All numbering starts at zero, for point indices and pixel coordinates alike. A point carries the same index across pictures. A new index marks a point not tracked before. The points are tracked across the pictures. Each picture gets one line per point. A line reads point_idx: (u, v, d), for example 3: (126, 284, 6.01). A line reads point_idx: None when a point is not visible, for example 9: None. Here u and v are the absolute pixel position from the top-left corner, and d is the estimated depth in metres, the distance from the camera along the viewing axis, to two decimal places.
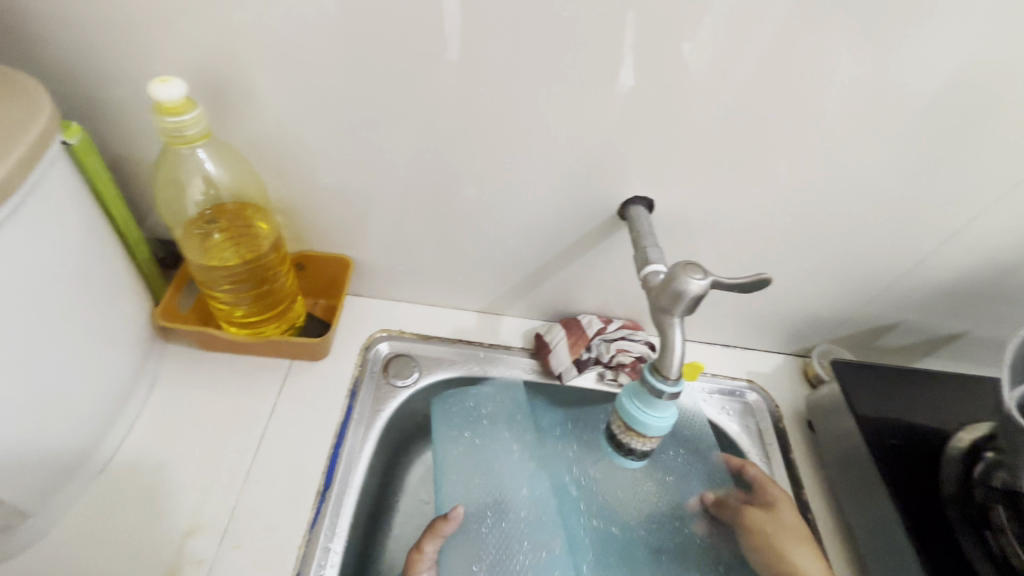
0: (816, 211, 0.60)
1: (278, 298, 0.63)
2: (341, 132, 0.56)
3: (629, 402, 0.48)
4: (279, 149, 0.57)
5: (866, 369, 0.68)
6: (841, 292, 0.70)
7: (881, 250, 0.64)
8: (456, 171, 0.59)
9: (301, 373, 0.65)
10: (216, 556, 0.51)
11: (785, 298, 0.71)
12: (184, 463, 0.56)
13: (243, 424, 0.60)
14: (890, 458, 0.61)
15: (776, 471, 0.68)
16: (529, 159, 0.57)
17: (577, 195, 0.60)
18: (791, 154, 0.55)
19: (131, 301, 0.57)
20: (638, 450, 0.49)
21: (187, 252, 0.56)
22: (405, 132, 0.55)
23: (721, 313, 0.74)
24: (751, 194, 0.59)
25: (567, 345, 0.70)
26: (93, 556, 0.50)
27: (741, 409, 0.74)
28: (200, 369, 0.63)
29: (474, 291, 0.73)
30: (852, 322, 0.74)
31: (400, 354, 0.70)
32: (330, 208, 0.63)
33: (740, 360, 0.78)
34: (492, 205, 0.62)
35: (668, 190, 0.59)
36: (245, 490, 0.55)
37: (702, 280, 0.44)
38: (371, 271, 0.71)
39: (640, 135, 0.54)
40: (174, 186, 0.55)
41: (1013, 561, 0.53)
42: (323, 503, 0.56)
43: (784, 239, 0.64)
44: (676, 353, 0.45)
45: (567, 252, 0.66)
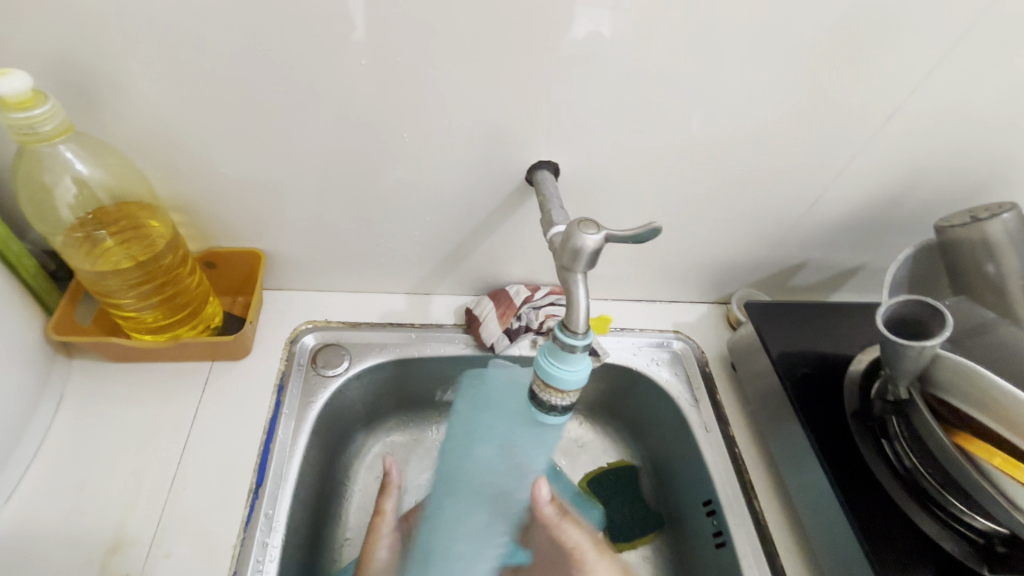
0: (716, 162, 0.63)
1: (186, 299, 0.60)
2: (229, 119, 0.53)
3: (543, 359, 0.49)
4: (163, 142, 0.54)
5: (777, 309, 0.73)
6: (750, 238, 0.73)
7: (780, 194, 0.68)
8: (358, 150, 0.58)
9: (223, 374, 0.63)
10: (144, 567, 0.50)
11: (700, 248, 0.74)
12: (102, 479, 0.54)
13: (164, 433, 0.58)
14: (799, 386, 0.66)
15: (705, 412, 0.72)
16: (430, 131, 0.57)
17: (486, 165, 0.60)
18: (682, 106, 0.57)
19: (19, 316, 0.53)
20: (559, 405, 0.51)
21: (71, 261, 0.53)
22: (296, 113, 0.54)
23: (643, 269, 0.77)
24: (652, 149, 0.61)
25: (496, 317, 0.71)
26: None
27: (670, 359, 0.77)
28: (111, 382, 0.60)
29: (399, 273, 0.72)
30: (764, 266, 0.78)
31: (328, 344, 0.69)
32: (231, 199, 0.60)
33: (666, 313, 0.81)
34: (402, 183, 0.61)
35: (572, 152, 0.60)
36: (172, 498, 0.54)
37: (596, 235, 0.45)
38: (289, 263, 0.69)
39: (535, 98, 0.55)
40: (43, 192, 0.51)
41: (906, 463, 0.58)
42: (256, 500, 0.55)
43: (690, 191, 0.66)
44: (582, 307, 0.47)
45: (485, 224, 0.67)
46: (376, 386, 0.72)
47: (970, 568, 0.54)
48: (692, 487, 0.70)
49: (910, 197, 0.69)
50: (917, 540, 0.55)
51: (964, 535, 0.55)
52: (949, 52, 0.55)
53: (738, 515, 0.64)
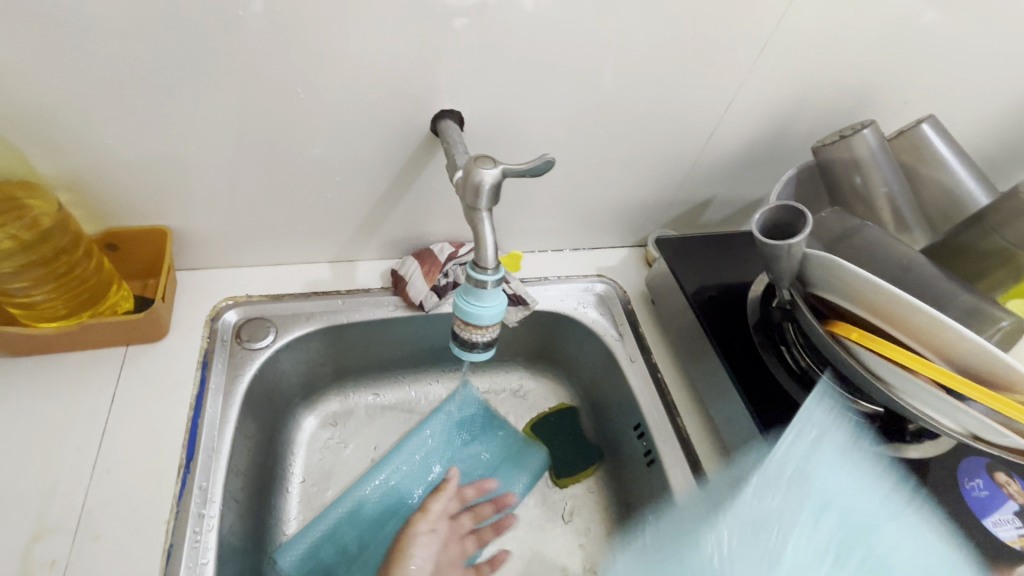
0: (616, 103, 0.66)
1: (85, 282, 0.57)
2: (105, 86, 0.50)
3: (459, 299, 0.51)
4: (33, 114, 0.50)
5: (687, 245, 0.78)
6: (657, 178, 0.77)
7: (678, 133, 0.72)
8: (254, 112, 0.56)
9: (140, 356, 0.61)
10: (71, 553, 0.48)
11: (613, 192, 0.78)
12: (12, 473, 0.51)
13: (79, 422, 0.55)
14: (708, 309, 0.71)
15: (629, 345, 0.76)
16: (327, 87, 0.56)
17: (390, 120, 0.60)
18: (573, 50, 0.59)
19: None
20: (481, 341, 0.53)
21: None
22: (179, 76, 0.51)
23: (562, 217, 0.79)
24: (552, 95, 0.63)
25: (422, 275, 0.72)
26: None
27: (596, 301, 0.81)
28: (12, 376, 0.57)
29: (319, 241, 0.71)
30: (675, 204, 0.83)
31: (253, 318, 0.68)
32: (123, 172, 0.57)
33: (590, 259, 0.85)
34: (306, 144, 0.60)
35: (476, 102, 0.61)
36: (94, 483, 0.52)
37: (494, 170, 0.46)
38: (199, 239, 0.66)
39: (428, 47, 0.55)
40: None
41: (800, 364, 0.65)
42: (188, 474, 0.54)
43: (595, 136, 0.69)
44: (489, 243, 0.48)
45: (398, 183, 0.67)
46: (309, 357, 0.72)
47: (856, 445, 0.61)
48: (622, 415, 0.75)
49: (793, 127, 0.75)
50: None
51: None
52: None
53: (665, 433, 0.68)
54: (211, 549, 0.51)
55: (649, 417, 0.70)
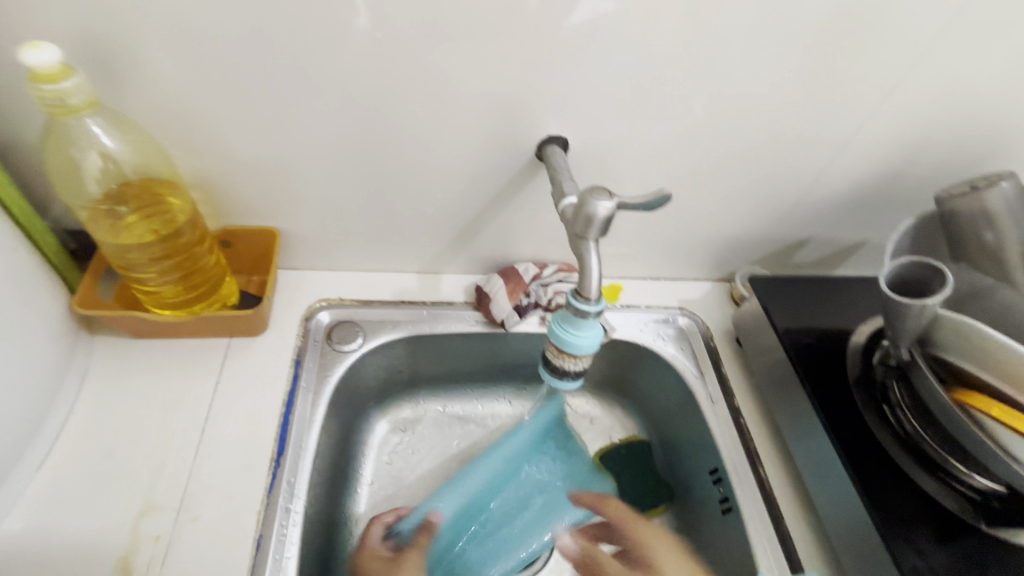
0: (722, 137, 0.64)
1: (204, 276, 0.62)
2: (246, 98, 0.54)
3: (556, 325, 0.51)
4: (182, 121, 0.55)
5: (780, 284, 0.74)
6: (754, 214, 0.75)
7: (782, 170, 0.69)
8: (372, 126, 0.59)
9: (242, 349, 0.64)
10: (173, 531, 0.51)
11: (705, 225, 0.76)
12: (127, 447, 0.55)
13: (185, 406, 0.59)
14: (804, 357, 0.68)
15: (710, 385, 0.74)
16: (441, 106, 0.58)
17: (496, 141, 0.61)
18: (686, 82, 0.58)
19: (46, 288, 0.54)
20: (572, 370, 0.52)
21: (96, 234, 0.54)
22: (311, 91, 0.55)
23: (650, 247, 0.78)
24: (659, 125, 0.62)
25: (506, 293, 0.72)
26: (34, 555, 0.48)
27: (676, 335, 0.79)
28: (132, 355, 0.62)
29: (410, 252, 0.73)
30: (768, 242, 0.79)
31: (342, 321, 0.71)
32: (248, 178, 0.61)
33: (672, 291, 0.83)
34: (414, 159, 0.62)
35: (582, 128, 0.61)
36: (196, 467, 0.55)
37: (609, 202, 0.46)
38: (303, 242, 0.70)
39: (542, 73, 0.56)
40: (70, 167, 0.52)
41: (906, 428, 0.61)
42: (278, 468, 0.57)
43: (695, 167, 0.67)
44: (594, 274, 0.48)
45: (494, 202, 0.68)
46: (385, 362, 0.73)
47: (968, 525, 0.56)
48: (697, 456, 0.72)
49: (909, 171, 0.70)
50: (915, 498, 0.57)
51: (962, 495, 0.57)
52: (946, 24, 0.56)
53: (744, 481, 0.66)
54: (295, 545, 0.53)
55: (729, 463, 0.67)
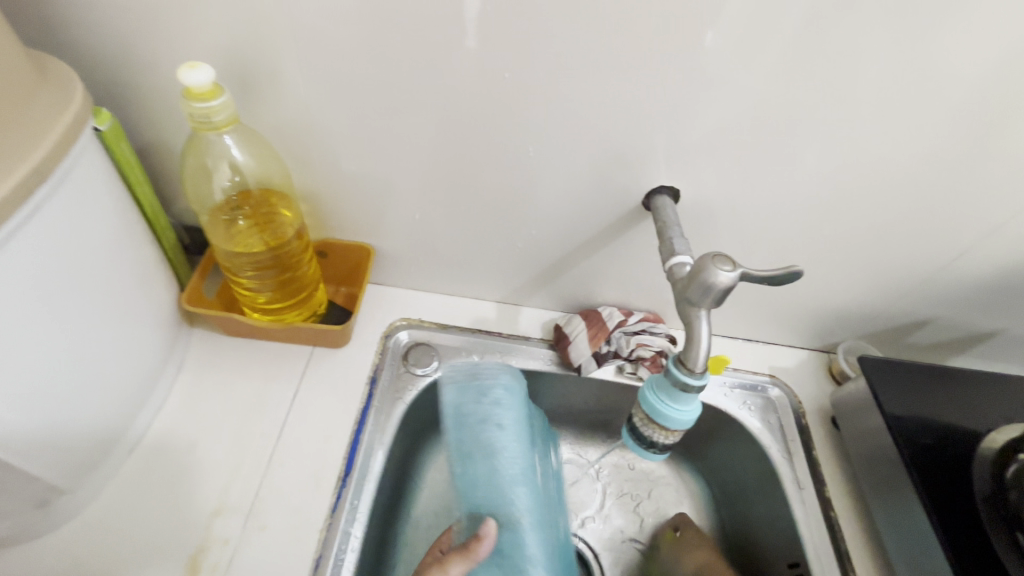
0: (850, 205, 0.59)
1: (301, 286, 0.63)
2: (366, 122, 0.55)
3: (651, 394, 0.47)
4: (304, 138, 0.56)
5: (896, 367, 0.66)
6: (872, 287, 0.68)
7: (916, 244, 0.62)
8: (481, 160, 0.58)
9: (323, 359, 0.65)
10: (241, 537, 0.52)
11: (812, 293, 0.70)
12: (209, 444, 0.57)
13: (265, 410, 0.60)
14: (919, 458, 0.59)
15: (799, 468, 0.67)
16: (557, 146, 0.56)
17: (602, 186, 0.59)
18: (823, 144, 0.54)
19: (160, 283, 0.57)
20: (661, 443, 0.48)
21: (213, 238, 0.57)
22: (428, 122, 0.55)
23: (746, 308, 0.73)
24: (784, 184, 0.58)
25: (587, 337, 0.69)
26: (114, 540, 0.50)
27: (763, 405, 0.73)
28: (225, 352, 0.64)
29: (494, 282, 0.72)
30: (882, 318, 0.72)
31: (420, 343, 0.70)
32: (353, 195, 0.62)
33: (762, 355, 0.77)
34: (517, 193, 0.61)
35: (698, 180, 0.58)
36: (268, 474, 0.56)
37: (731, 273, 0.42)
38: (393, 260, 0.70)
39: (665, 125, 0.53)
40: (201, 172, 0.54)
41: None
42: (344, 488, 0.56)
43: (814, 232, 0.62)
44: (703, 346, 0.44)
45: (590, 244, 0.65)
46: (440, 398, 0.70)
47: None
48: (775, 543, 0.66)
49: None
50: None
51: None
52: None
53: None
54: (350, 572, 0.52)
55: (814, 562, 0.61)
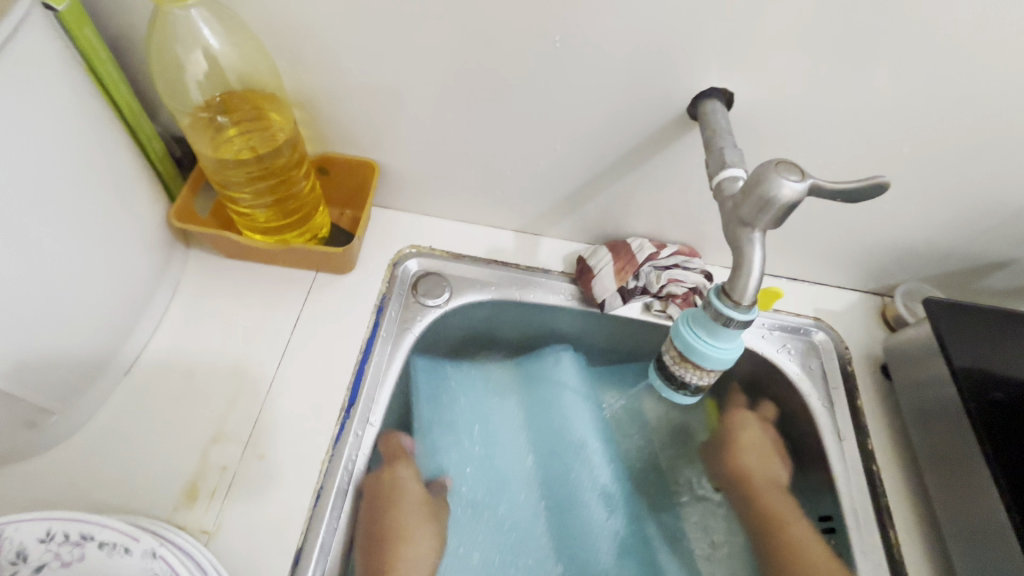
0: (941, 116, 0.49)
1: (299, 204, 0.58)
2: (361, 9, 0.46)
3: (685, 328, 0.41)
4: (293, 28, 0.48)
5: (967, 312, 0.58)
6: (948, 220, 0.58)
7: (1014, 168, 0.52)
8: (498, 58, 0.49)
9: (326, 285, 0.61)
10: (240, 464, 0.50)
11: (876, 227, 0.61)
12: (205, 370, 0.54)
13: (265, 336, 0.57)
14: (987, 415, 0.53)
15: (840, 418, 0.61)
16: (589, 38, 0.47)
17: (639, 91, 0.50)
18: (923, 34, 0.43)
19: (145, 196, 0.52)
20: (693, 385, 0.43)
21: (195, 145, 0.51)
22: (434, 8, 0.46)
23: (794, 243, 0.64)
24: (863, 88, 0.48)
25: (613, 272, 0.63)
26: (111, 462, 0.49)
27: (804, 349, 0.66)
28: (222, 275, 0.60)
29: (512, 208, 0.65)
30: (953, 257, 0.63)
31: (430, 272, 0.65)
32: (354, 102, 0.55)
33: (807, 296, 0.69)
34: (540, 101, 0.52)
35: (757, 82, 0.48)
36: (268, 403, 0.53)
37: (798, 185, 0.35)
38: (401, 180, 0.64)
39: (722, 9, 0.43)
40: (176, 67, 0.48)
41: None
42: (348, 420, 0.53)
43: (891, 152, 0.53)
44: (754, 275, 0.37)
45: (620, 164, 0.57)
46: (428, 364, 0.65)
47: None
48: (805, 492, 0.62)
49: None
50: None
51: None
52: None
53: (868, 542, 0.55)
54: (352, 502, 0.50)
55: (850, 517, 0.57)
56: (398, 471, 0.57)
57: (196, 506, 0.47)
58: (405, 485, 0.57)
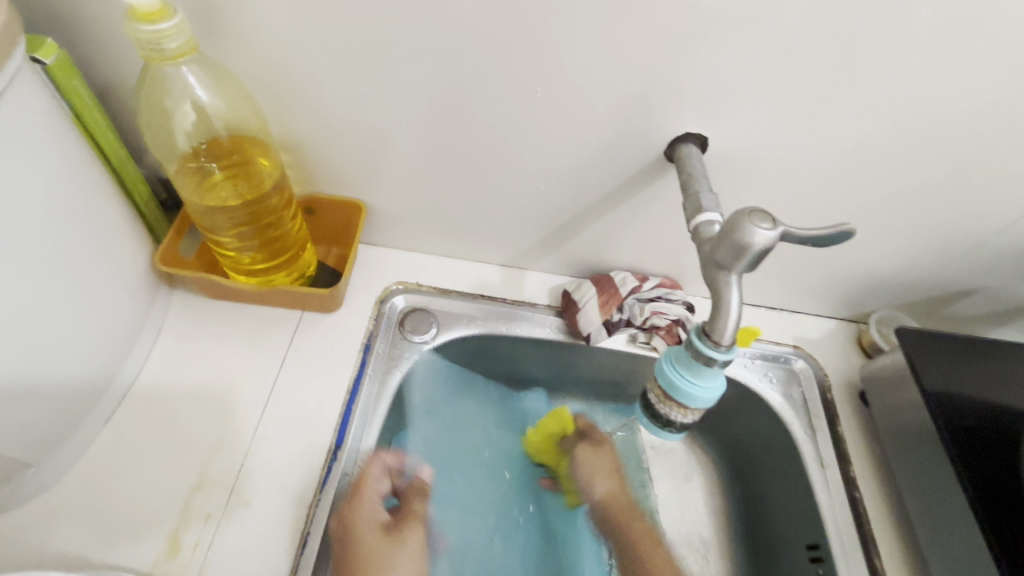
0: (903, 156, 0.52)
1: (286, 246, 0.58)
2: (348, 58, 0.48)
3: (668, 367, 0.42)
4: (282, 78, 0.50)
5: (936, 338, 0.60)
6: (915, 251, 0.61)
7: (973, 204, 0.55)
8: (482, 104, 0.51)
9: (312, 324, 0.61)
10: (224, 512, 0.49)
11: (848, 258, 0.63)
12: (189, 414, 0.53)
13: (252, 377, 0.57)
14: (961, 438, 0.54)
15: (822, 446, 0.63)
16: (570, 87, 0.49)
17: (619, 135, 0.52)
18: (880, 84, 0.46)
19: (129, 242, 0.52)
20: (678, 423, 0.43)
21: (182, 191, 0.51)
22: (421, 60, 0.48)
23: (771, 273, 0.66)
24: (829, 132, 0.50)
25: (598, 305, 0.64)
26: (89, 514, 0.47)
27: (786, 377, 0.67)
28: (207, 317, 0.59)
29: (497, 244, 0.66)
30: (922, 285, 0.66)
31: (417, 309, 0.65)
32: (341, 146, 0.56)
33: (787, 325, 0.71)
34: (524, 144, 0.54)
35: (731, 126, 0.51)
36: (254, 447, 0.52)
37: (770, 232, 0.36)
38: (387, 218, 0.64)
39: (694, 62, 0.46)
40: (166, 115, 0.48)
41: None
42: (335, 463, 0.53)
43: (857, 190, 0.55)
44: (731, 316, 0.39)
45: (601, 202, 0.59)
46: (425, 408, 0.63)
47: None
48: (792, 523, 0.63)
49: None
50: None
51: None
52: None
53: (854, 570, 0.56)
54: None
55: (837, 544, 0.57)
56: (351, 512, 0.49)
57: (178, 559, 0.46)
58: (360, 530, 0.48)
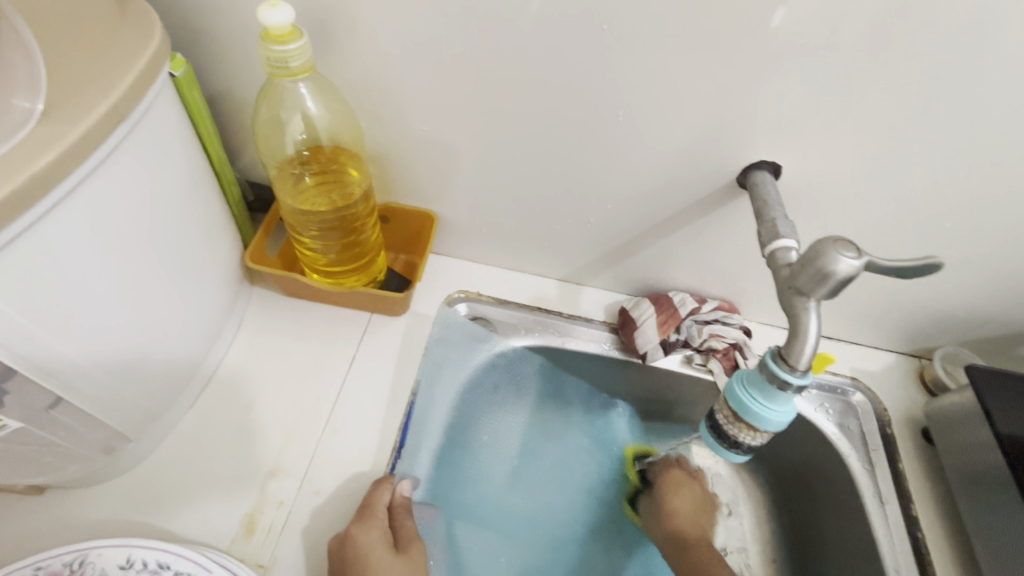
0: (983, 193, 0.51)
1: (364, 250, 0.61)
2: (442, 79, 0.51)
3: (741, 389, 0.43)
4: (380, 94, 0.53)
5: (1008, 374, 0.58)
6: (987, 288, 0.60)
7: None
8: (562, 125, 0.53)
9: (381, 327, 0.64)
10: (296, 500, 0.51)
11: (915, 292, 0.62)
12: (265, 404, 0.57)
13: (324, 371, 0.60)
14: None
15: (881, 481, 0.61)
16: (649, 112, 0.50)
17: (692, 159, 0.54)
18: (966, 123, 0.46)
19: (225, 240, 0.56)
20: (746, 444, 0.44)
21: (280, 194, 0.55)
22: (509, 84, 0.50)
23: (833, 301, 0.66)
24: (905, 166, 0.50)
25: (657, 324, 0.64)
26: (176, 490, 0.51)
27: (843, 409, 0.66)
28: (283, 313, 0.63)
29: (559, 259, 0.68)
30: (992, 324, 0.64)
31: (477, 317, 0.68)
32: (423, 158, 0.59)
33: (845, 355, 0.70)
34: (597, 165, 0.56)
35: (806, 155, 0.51)
36: (324, 439, 0.55)
37: (855, 261, 0.37)
38: (455, 228, 0.67)
39: (777, 93, 0.47)
40: (275, 123, 0.53)
41: None
42: (398, 461, 0.55)
43: (930, 224, 0.55)
44: (810, 342, 0.39)
45: (667, 223, 0.60)
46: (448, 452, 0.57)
47: None
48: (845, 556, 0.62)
49: None
50: None
51: None
52: None
53: None
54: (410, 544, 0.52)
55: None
56: (357, 533, 0.48)
57: (254, 540, 0.49)
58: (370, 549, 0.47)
